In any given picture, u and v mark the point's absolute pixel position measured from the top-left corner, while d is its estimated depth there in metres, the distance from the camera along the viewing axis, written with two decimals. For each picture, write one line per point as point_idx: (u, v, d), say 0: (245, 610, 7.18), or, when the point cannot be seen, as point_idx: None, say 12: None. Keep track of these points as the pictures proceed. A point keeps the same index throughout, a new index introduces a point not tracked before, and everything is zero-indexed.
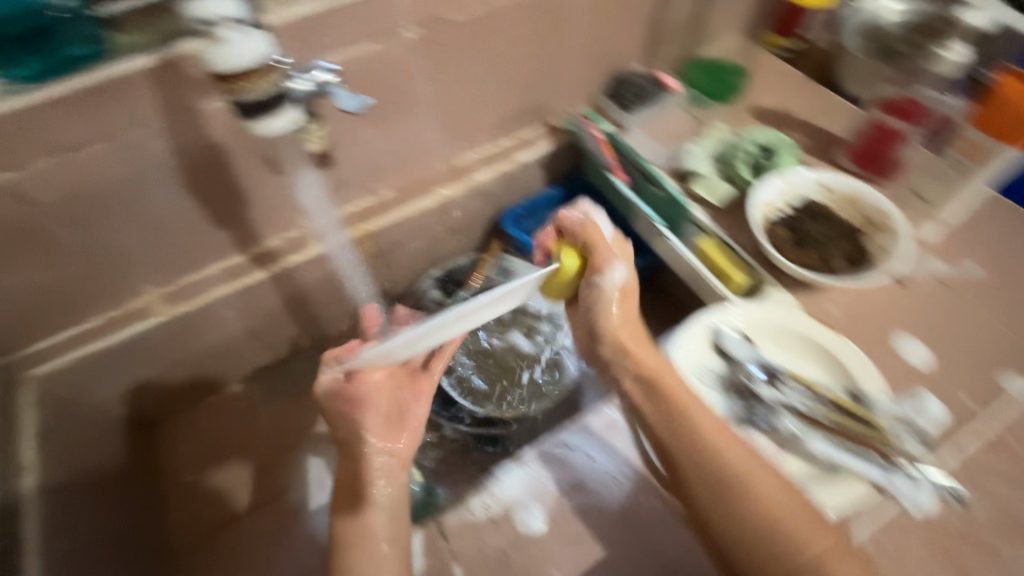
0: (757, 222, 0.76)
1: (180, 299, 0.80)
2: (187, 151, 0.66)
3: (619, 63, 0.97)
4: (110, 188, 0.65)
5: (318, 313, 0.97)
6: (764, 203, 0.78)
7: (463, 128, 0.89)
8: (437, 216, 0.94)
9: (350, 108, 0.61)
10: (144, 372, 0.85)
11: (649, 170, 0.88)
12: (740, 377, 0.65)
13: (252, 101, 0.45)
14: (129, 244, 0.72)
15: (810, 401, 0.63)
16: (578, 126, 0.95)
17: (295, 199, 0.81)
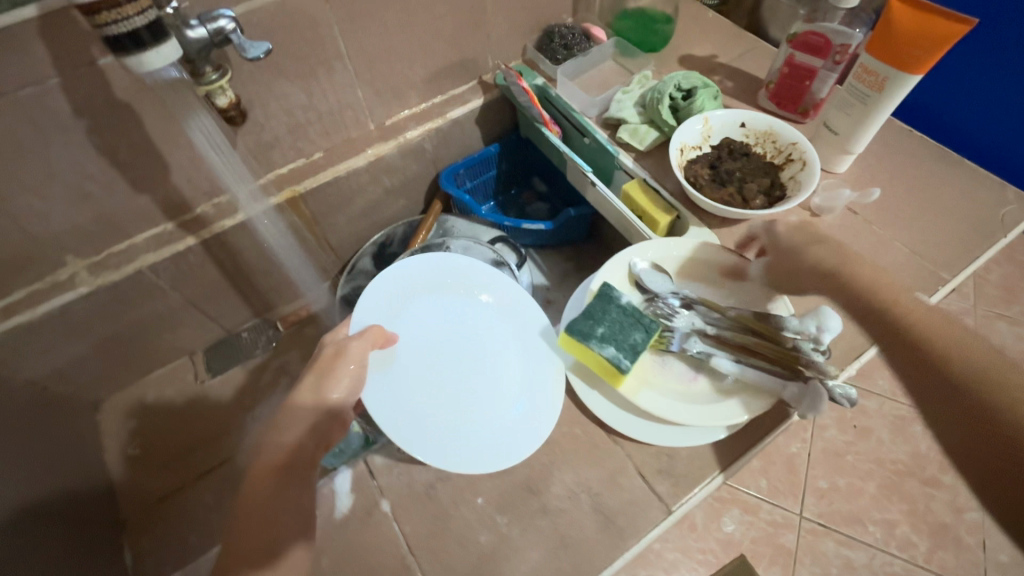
0: (676, 161, 0.78)
1: (106, 269, 0.79)
2: (92, 111, 0.65)
3: (547, 15, 0.97)
4: (12, 151, 0.64)
5: (259, 281, 0.97)
6: (684, 143, 0.80)
7: (390, 85, 0.88)
8: (372, 177, 0.94)
9: (255, 56, 0.59)
10: (77, 346, 0.84)
11: (579, 120, 0.90)
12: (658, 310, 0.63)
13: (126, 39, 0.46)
14: (43, 210, 0.71)
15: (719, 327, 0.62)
16: (508, 81, 0.95)
17: (219, 162, 0.80)
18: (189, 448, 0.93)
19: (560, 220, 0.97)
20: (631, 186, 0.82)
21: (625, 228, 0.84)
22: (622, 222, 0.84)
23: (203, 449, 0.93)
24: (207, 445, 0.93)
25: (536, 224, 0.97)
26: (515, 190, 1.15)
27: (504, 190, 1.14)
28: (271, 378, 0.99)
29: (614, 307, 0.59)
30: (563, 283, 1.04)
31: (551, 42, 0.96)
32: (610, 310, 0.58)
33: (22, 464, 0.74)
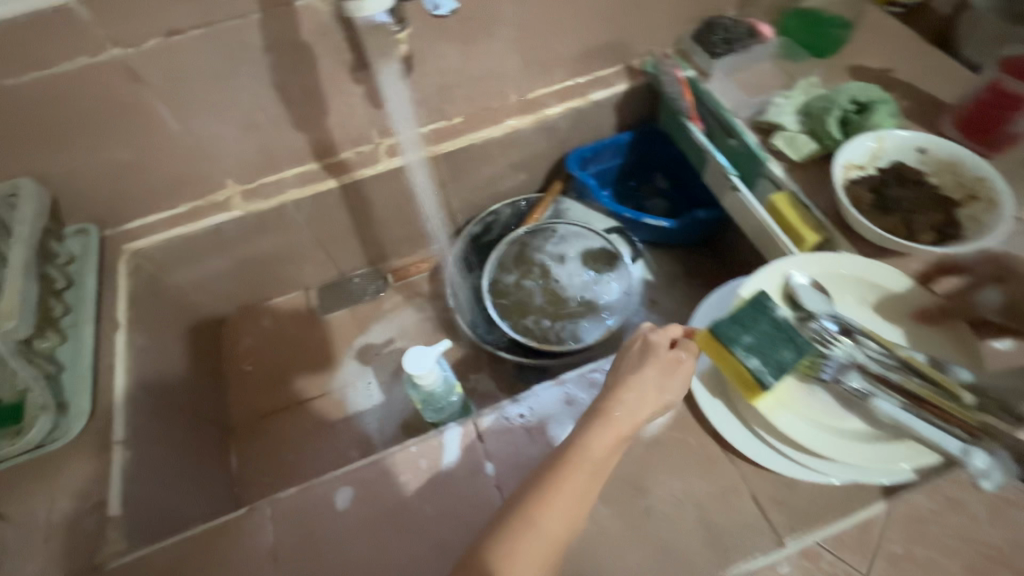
0: (838, 179, 0.72)
1: (258, 198, 0.85)
2: (278, 48, 0.69)
3: (711, 6, 0.93)
4: (207, 76, 0.69)
5: (379, 233, 1.01)
6: (848, 161, 0.74)
7: (541, 58, 0.87)
8: (503, 148, 0.95)
9: None
10: (218, 263, 0.91)
11: (728, 120, 0.85)
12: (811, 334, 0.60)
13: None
14: (217, 134, 0.77)
15: (881, 360, 0.58)
16: (660, 71, 0.93)
17: (371, 113, 0.83)
18: (293, 375, 0.99)
19: (686, 221, 0.93)
20: (779, 199, 0.77)
21: (763, 242, 0.79)
22: (760, 233, 0.80)
23: (305, 379, 0.99)
24: (309, 376, 0.99)
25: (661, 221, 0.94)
26: (634, 183, 1.11)
27: (623, 181, 1.10)
28: (373, 326, 1.04)
29: (766, 318, 0.58)
30: (672, 286, 1.00)
31: (711, 34, 0.91)
32: (761, 320, 0.57)
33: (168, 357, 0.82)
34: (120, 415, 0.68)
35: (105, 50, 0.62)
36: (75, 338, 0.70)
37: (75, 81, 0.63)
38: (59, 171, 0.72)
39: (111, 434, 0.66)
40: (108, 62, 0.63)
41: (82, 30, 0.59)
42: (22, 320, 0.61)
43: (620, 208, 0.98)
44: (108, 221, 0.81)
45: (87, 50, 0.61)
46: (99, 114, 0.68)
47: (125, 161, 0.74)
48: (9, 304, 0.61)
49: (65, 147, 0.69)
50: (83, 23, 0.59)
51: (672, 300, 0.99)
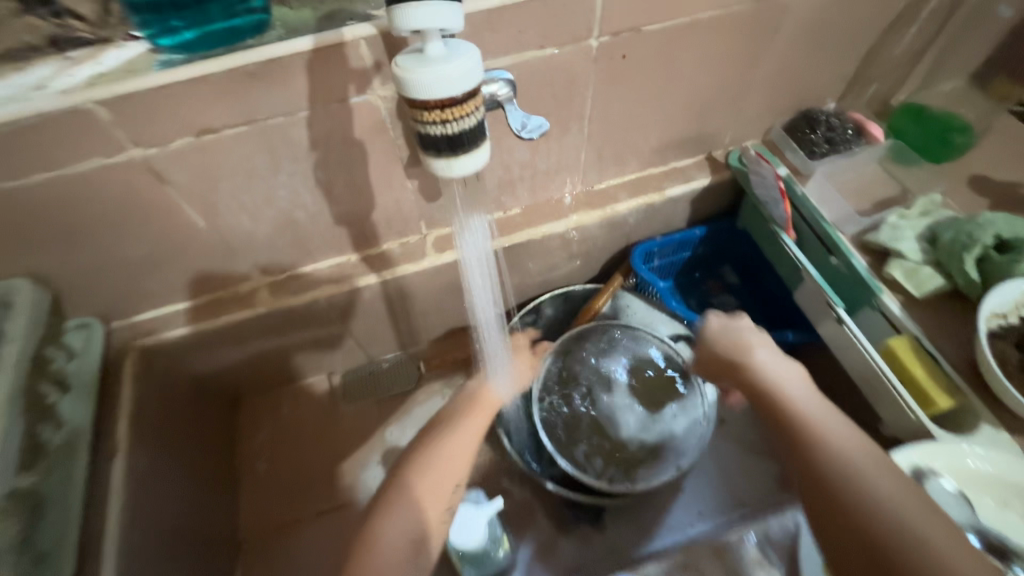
0: (980, 332, 0.60)
1: (286, 293, 0.75)
2: (326, 146, 0.59)
3: (811, 98, 0.81)
4: (242, 174, 0.59)
5: (416, 323, 0.90)
6: (990, 309, 0.61)
7: (617, 151, 0.77)
8: (563, 242, 0.84)
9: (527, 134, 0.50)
10: (238, 355, 0.81)
11: (831, 235, 0.73)
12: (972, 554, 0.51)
13: (444, 140, 0.36)
14: (248, 230, 0.67)
15: None
16: (749, 167, 0.80)
17: (422, 206, 0.73)
18: (310, 479, 0.88)
19: (770, 340, 0.80)
20: (898, 344, 0.65)
21: (871, 388, 0.68)
22: (870, 379, 0.67)
23: (323, 483, 0.88)
24: (329, 481, 0.88)
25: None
26: (699, 274, 0.99)
27: (687, 272, 0.98)
28: (401, 424, 0.92)
29: None
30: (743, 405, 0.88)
31: (811, 131, 0.80)
32: None
33: (171, 473, 0.71)
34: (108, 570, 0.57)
35: (125, 151, 0.52)
36: (63, 472, 0.60)
37: (90, 184, 0.54)
38: (65, 269, 0.62)
39: None
40: (128, 162, 0.53)
41: (99, 132, 0.50)
42: None
43: (691, 314, 0.86)
44: (117, 314, 0.71)
45: (105, 152, 0.52)
46: (115, 213, 0.58)
47: (141, 257, 0.65)
48: None
49: (74, 246, 0.60)
50: (102, 125, 0.50)
51: (742, 422, 0.87)
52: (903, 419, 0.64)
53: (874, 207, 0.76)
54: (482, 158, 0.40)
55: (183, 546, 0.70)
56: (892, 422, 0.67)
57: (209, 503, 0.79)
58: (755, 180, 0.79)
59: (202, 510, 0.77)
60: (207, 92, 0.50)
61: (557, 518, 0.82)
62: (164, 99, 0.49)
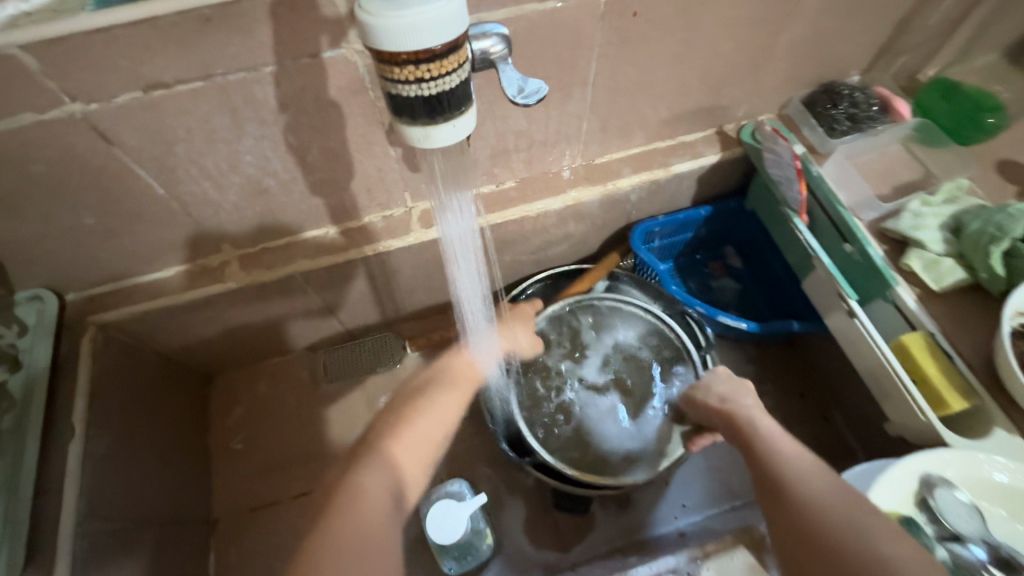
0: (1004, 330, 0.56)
1: (259, 268, 0.69)
2: (296, 106, 0.52)
3: (835, 69, 0.75)
4: (201, 136, 0.52)
5: (400, 301, 0.85)
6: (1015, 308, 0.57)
7: (621, 121, 0.70)
8: (559, 220, 0.78)
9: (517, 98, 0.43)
10: (209, 331, 0.76)
11: (847, 221, 0.68)
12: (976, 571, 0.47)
13: (420, 102, 0.33)
14: (212, 198, 0.60)
15: None
16: (763, 144, 0.74)
17: (406, 176, 0.66)
18: (288, 460, 0.85)
19: (773, 329, 0.76)
20: (911, 341, 0.61)
21: (878, 385, 0.64)
22: (878, 375, 0.63)
23: (301, 465, 0.85)
24: (307, 462, 0.85)
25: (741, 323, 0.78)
26: (701, 255, 0.93)
27: (688, 253, 0.92)
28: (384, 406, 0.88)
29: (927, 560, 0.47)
30: None
31: (833, 105, 0.74)
32: None
33: (136, 457, 0.67)
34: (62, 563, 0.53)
35: (61, 105, 0.46)
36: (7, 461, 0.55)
37: (22, 142, 0.47)
38: (6, 236, 0.56)
39: None
40: (66, 118, 0.47)
41: (28, 82, 0.43)
42: None
43: (691, 298, 0.81)
44: (72, 286, 0.65)
45: (36, 105, 0.45)
46: (57, 177, 0.52)
47: (92, 226, 0.59)
48: None
49: (14, 212, 0.54)
50: (29, 74, 0.43)
51: None
52: (912, 419, 0.60)
53: (893, 192, 0.71)
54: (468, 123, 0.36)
55: (149, 532, 0.67)
56: (899, 421, 0.63)
57: (179, 485, 0.75)
58: (769, 159, 0.73)
59: (171, 493, 0.73)
60: (152, 38, 0.43)
61: (543, 507, 0.79)
62: (101, 45, 0.42)
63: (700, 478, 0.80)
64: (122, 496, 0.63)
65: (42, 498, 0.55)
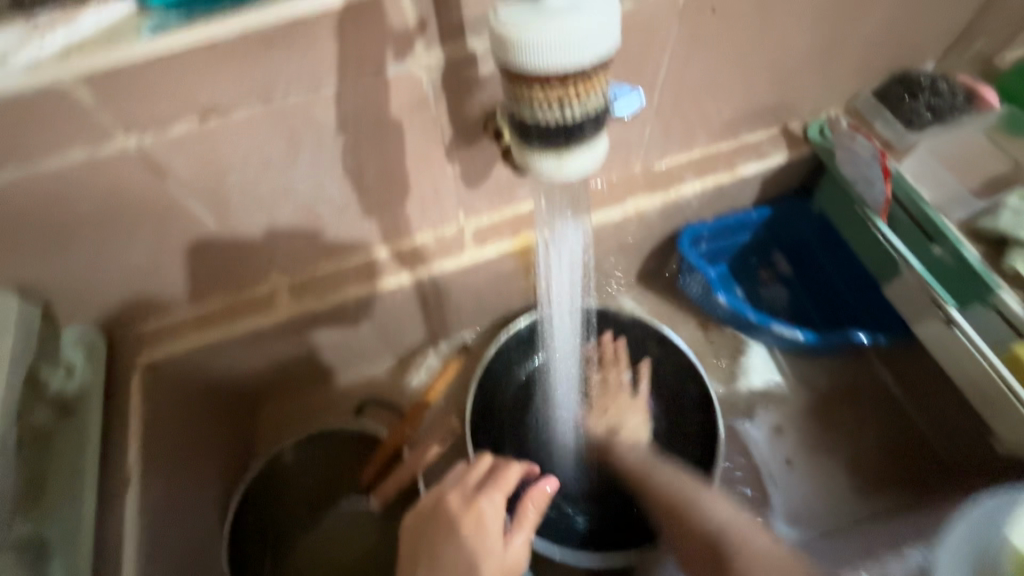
0: None
1: (310, 295, 0.66)
2: (357, 127, 0.49)
3: (910, 57, 0.70)
4: (256, 164, 0.49)
5: (450, 323, 0.80)
6: None
7: (685, 124, 0.66)
8: (620, 232, 0.73)
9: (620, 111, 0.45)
10: (257, 364, 0.72)
11: (934, 221, 0.63)
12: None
13: (559, 126, 0.34)
14: (263, 228, 0.57)
15: None
16: (836, 141, 0.69)
17: (462, 193, 0.63)
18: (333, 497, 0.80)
19: (834, 340, 0.72)
20: None
21: (985, 398, 0.59)
22: (985, 388, 0.59)
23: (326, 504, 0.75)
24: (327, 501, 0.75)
25: (798, 334, 0.73)
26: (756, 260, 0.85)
27: (743, 256, 0.84)
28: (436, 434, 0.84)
29: None
30: (818, 412, 0.78)
31: (911, 96, 0.68)
32: None
33: (189, 502, 0.64)
34: None
35: (116, 139, 0.43)
36: (63, 514, 0.53)
37: (74, 179, 0.44)
38: (53, 278, 0.53)
39: None
40: (119, 153, 0.44)
41: (82, 117, 0.40)
42: None
43: (742, 307, 0.76)
44: (119, 323, 0.62)
45: (89, 140, 0.42)
46: (107, 214, 0.49)
47: (142, 261, 0.56)
48: None
49: (61, 251, 0.51)
50: (82, 108, 0.40)
51: (819, 428, 0.77)
52: None
53: (985, 188, 0.66)
54: (603, 147, 0.36)
55: None
56: (1010, 439, 0.59)
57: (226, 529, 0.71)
58: (842, 158, 0.69)
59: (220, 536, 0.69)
60: (213, 62, 0.40)
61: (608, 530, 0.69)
62: (161, 72, 0.39)
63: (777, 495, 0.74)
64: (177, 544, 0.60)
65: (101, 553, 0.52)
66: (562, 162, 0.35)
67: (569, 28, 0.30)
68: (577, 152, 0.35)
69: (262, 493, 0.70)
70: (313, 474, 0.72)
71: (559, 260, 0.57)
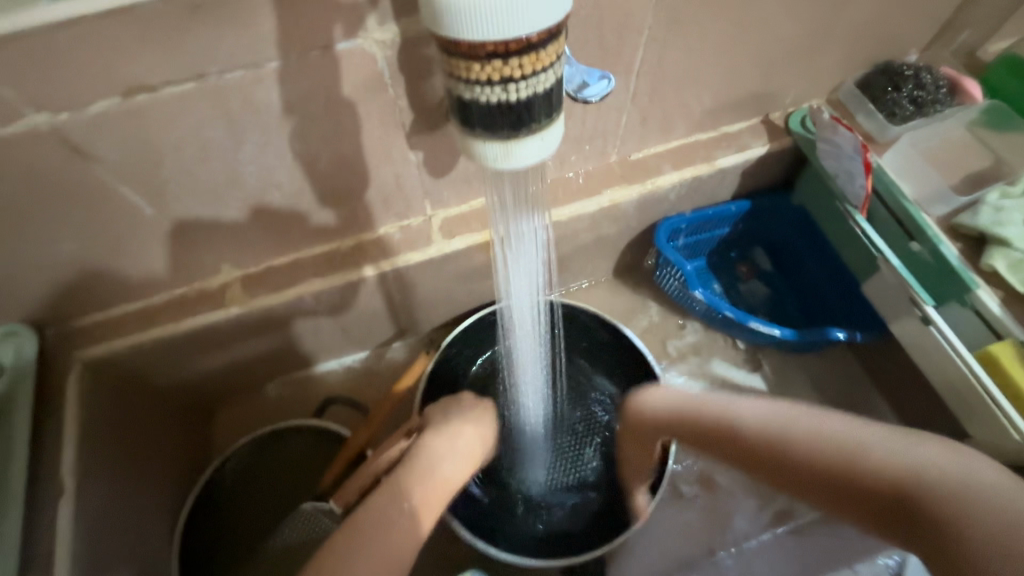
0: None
1: (265, 289, 0.62)
2: (306, 109, 0.45)
3: (894, 48, 0.67)
4: (193, 148, 0.45)
5: (419, 318, 0.77)
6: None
7: (664, 112, 0.63)
8: (595, 225, 0.70)
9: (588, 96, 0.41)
10: (211, 361, 0.68)
11: (914, 217, 0.62)
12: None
13: (502, 114, 0.31)
14: (208, 217, 0.53)
15: None
16: (817, 133, 0.67)
17: (427, 182, 0.59)
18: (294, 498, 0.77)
19: (813, 338, 0.70)
20: (1002, 352, 0.54)
21: (958, 398, 0.58)
22: (959, 388, 0.58)
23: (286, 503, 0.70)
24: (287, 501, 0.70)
25: (776, 331, 0.71)
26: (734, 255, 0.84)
27: (721, 250, 0.83)
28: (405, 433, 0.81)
29: None
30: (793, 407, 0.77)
31: (894, 89, 0.66)
32: None
33: (134, 507, 0.60)
34: None
35: (26, 117, 0.38)
36: None
37: None
38: None
39: None
40: (31, 133, 0.39)
41: None
42: None
43: (720, 304, 0.73)
44: (53, 319, 0.58)
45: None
46: (26, 200, 0.44)
47: (73, 253, 0.51)
48: None
49: None
50: None
51: None
52: (1001, 438, 0.55)
53: (966, 184, 0.65)
54: (554, 139, 0.33)
55: None
56: (982, 439, 0.58)
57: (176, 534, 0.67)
58: (824, 150, 0.66)
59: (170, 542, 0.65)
60: (132, 31, 0.35)
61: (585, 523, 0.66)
62: (71, 42, 0.35)
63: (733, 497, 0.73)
64: (119, 554, 0.56)
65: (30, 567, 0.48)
66: (508, 156, 0.32)
67: (507, 4, 0.26)
68: (527, 141, 0.32)
69: (216, 497, 0.66)
70: (270, 476, 0.68)
71: (520, 259, 0.55)
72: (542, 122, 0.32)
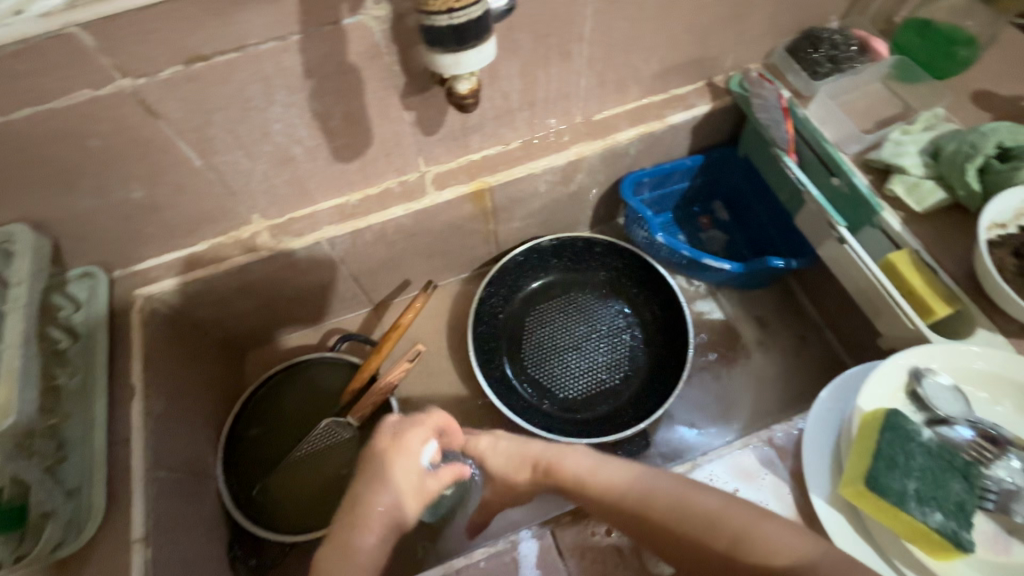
0: (925, 203, 0.67)
1: (288, 235, 0.74)
2: (322, 72, 0.57)
3: (815, 16, 0.79)
4: (234, 106, 0.57)
5: (418, 267, 0.89)
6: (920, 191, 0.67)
7: (618, 76, 0.75)
8: (565, 178, 0.82)
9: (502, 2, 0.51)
10: (244, 303, 0.81)
11: (832, 155, 0.72)
12: (962, 449, 0.53)
13: (449, 31, 0.43)
14: (243, 170, 0.65)
15: None
16: (751, 90, 0.79)
17: (420, 139, 0.71)
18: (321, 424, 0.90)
19: (755, 267, 0.80)
20: (900, 259, 0.65)
21: (870, 303, 0.69)
22: (869, 294, 0.68)
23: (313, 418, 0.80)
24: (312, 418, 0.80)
25: (725, 265, 0.81)
26: (697, 208, 0.98)
27: (685, 205, 0.97)
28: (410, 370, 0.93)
29: None
30: (744, 333, 0.90)
31: (814, 50, 0.78)
32: None
33: (187, 418, 0.72)
34: (136, 502, 0.59)
35: (114, 81, 0.51)
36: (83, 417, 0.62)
37: (79, 117, 0.52)
38: (60, 213, 0.61)
39: (130, 525, 0.57)
40: (116, 93, 0.52)
41: (85, 58, 0.48)
42: (22, 411, 0.51)
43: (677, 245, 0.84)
44: (120, 262, 0.70)
45: (91, 82, 0.50)
46: (107, 151, 0.57)
47: (139, 200, 0.64)
48: (4, 391, 0.51)
49: (66, 187, 0.59)
50: (85, 52, 0.48)
51: (745, 349, 0.89)
52: (903, 330, 0.65)
53: (877, 126, 0.76)
54: (489, 51, 0.47)
55: (206, 484, 0.72)
56: (890, 336, 0.68)
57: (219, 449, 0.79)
58: (756, 104, 0.78)
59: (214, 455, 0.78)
60: (191, 11, 0.48)
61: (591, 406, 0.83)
62: (149, 18, 0.47)
63: (710, 392, 0.87)
64: (179, 450, 0.68)
65: (112, 448, 0.61)
66: (456, 61, 0.46)
67: None
68: (469, 52, 0.45)
69: (251, 415, 0.79)
70: (292, 400, 0.80)
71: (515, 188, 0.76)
72: (483, 40, 0.45)
